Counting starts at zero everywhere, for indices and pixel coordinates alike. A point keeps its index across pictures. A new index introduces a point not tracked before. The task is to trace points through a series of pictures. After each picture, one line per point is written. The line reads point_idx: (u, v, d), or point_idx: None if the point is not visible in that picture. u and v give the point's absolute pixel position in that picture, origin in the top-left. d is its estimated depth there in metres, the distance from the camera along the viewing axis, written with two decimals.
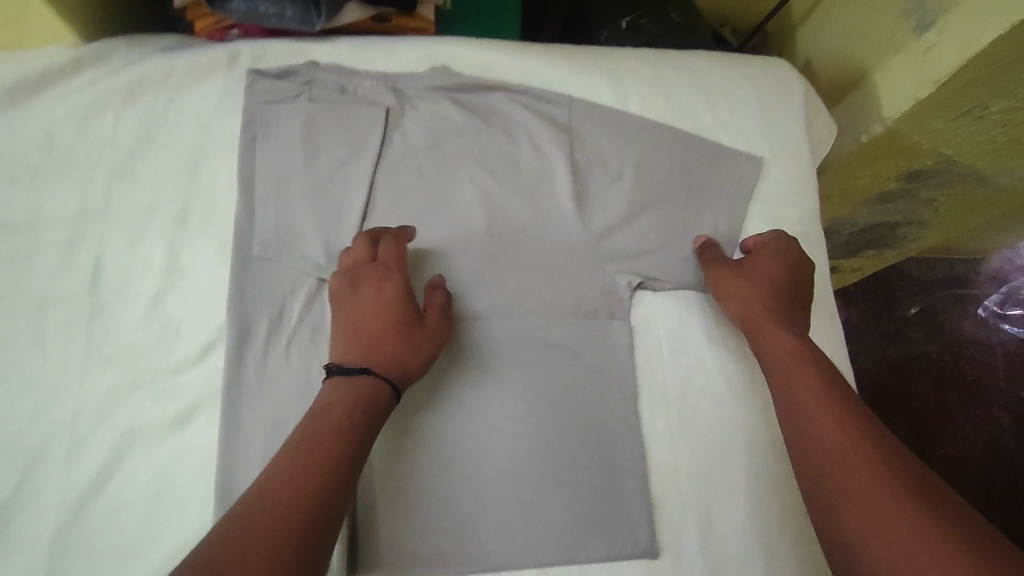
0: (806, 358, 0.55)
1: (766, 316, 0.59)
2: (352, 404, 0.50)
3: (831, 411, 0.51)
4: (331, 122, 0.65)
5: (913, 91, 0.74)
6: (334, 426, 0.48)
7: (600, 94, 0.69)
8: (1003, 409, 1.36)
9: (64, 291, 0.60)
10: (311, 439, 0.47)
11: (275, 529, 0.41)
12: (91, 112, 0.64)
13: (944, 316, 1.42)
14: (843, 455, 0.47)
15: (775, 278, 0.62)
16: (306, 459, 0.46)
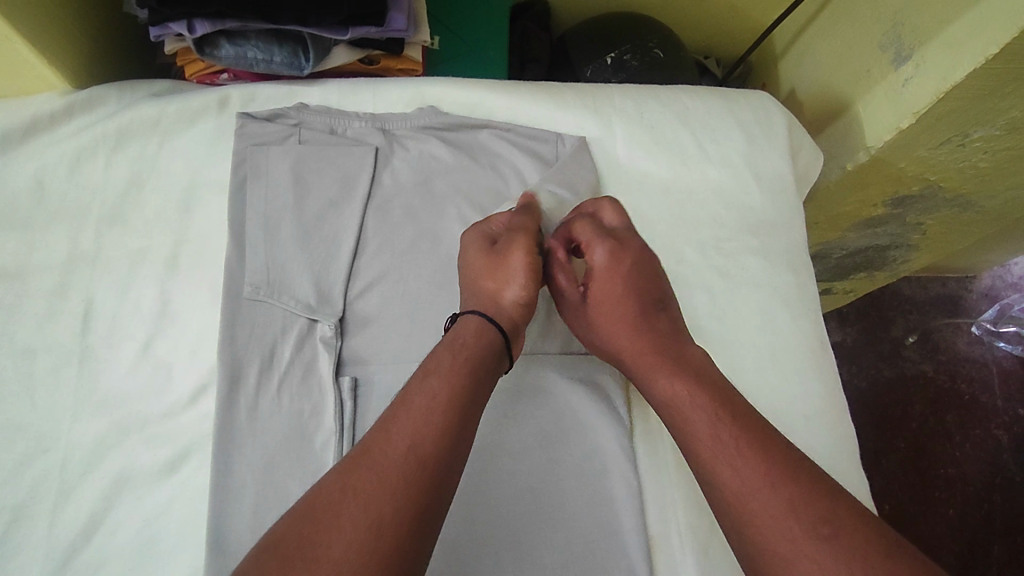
0: (701, 396, 0.52)
1: (634, 345, 0.57)
2: (448, 373, 0.48)
3: (737, 460, 0.48)
4: (322, 164, 0.66)
5: (894, 120, 0.76)
6: (386, 484, 0.41)
7: (586, 130, 0.70)
8: (1001, 428, 1.35)
9: (54, 338, 0.60)
10: (354, 500, 0.40)
11: (371, 504, 0.40)
12: (84, 158, 0.65)
13: (938, 336, 1.43)
14: (740, 473, 0.47)
15: (608, 296, 0.59)
16: (350, 531, 0.39)
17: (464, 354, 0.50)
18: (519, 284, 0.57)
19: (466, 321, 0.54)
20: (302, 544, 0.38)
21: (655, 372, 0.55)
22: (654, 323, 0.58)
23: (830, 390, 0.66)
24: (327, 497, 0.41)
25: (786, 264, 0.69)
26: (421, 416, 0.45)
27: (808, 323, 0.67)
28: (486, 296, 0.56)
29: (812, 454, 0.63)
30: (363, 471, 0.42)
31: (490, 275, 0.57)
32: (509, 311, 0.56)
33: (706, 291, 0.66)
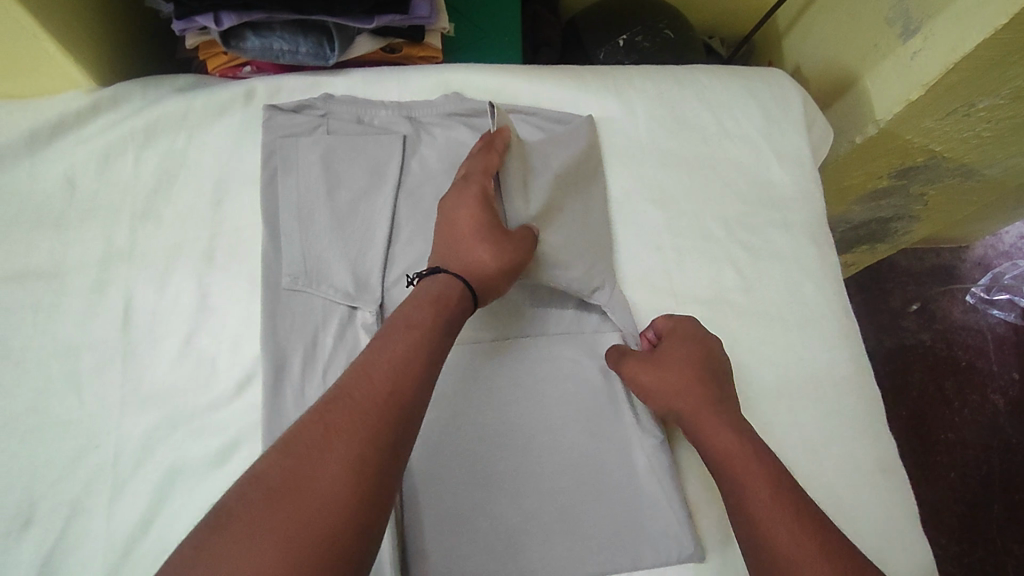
0: (761, 464, 0.55)
1: (699, 409, 0.58)
2: (421, 330, 0.52)
3: (791, 529, 0.51)
4: (350, 153, 0.66)
5: (903, 92, 0.78)
6: (362, 425, 0.45)
7: (608, 112, 0.72)
8: (997, 392, 1.39)
9: (95, 335, 0.60)
10: (333, 438, 0.44)
11: (345, 440, 0.44)
12: (113, 155, 0.65)
13: (935, 305, 1.46)
14: (773, 516, 0.52)
15: (688, 365, 0.60)
16: (329, 466, 0.43)
17: (441, 310, 0.54)
18: (508, 268, 0.59)
19: (447, 274, 0.58)
20: (285, 479, 0.42)
21: (706, 421, 0.58)
22: (719, 395, 0.59)
23: (854, 356, 0.68)
24: (305, 437, 0.44)
25: (807, 236, 0.70)
26: (391, 365, 0.49)
27: (831, 292, 0.69)
28: (472, 255, 0.58)
29: (841, 417, 0.65)
30: (339, 413, 0.45)
31: (485, 240, 0.59)
32: (489, 280, 0.58)
33: (732, 264, 0.68)
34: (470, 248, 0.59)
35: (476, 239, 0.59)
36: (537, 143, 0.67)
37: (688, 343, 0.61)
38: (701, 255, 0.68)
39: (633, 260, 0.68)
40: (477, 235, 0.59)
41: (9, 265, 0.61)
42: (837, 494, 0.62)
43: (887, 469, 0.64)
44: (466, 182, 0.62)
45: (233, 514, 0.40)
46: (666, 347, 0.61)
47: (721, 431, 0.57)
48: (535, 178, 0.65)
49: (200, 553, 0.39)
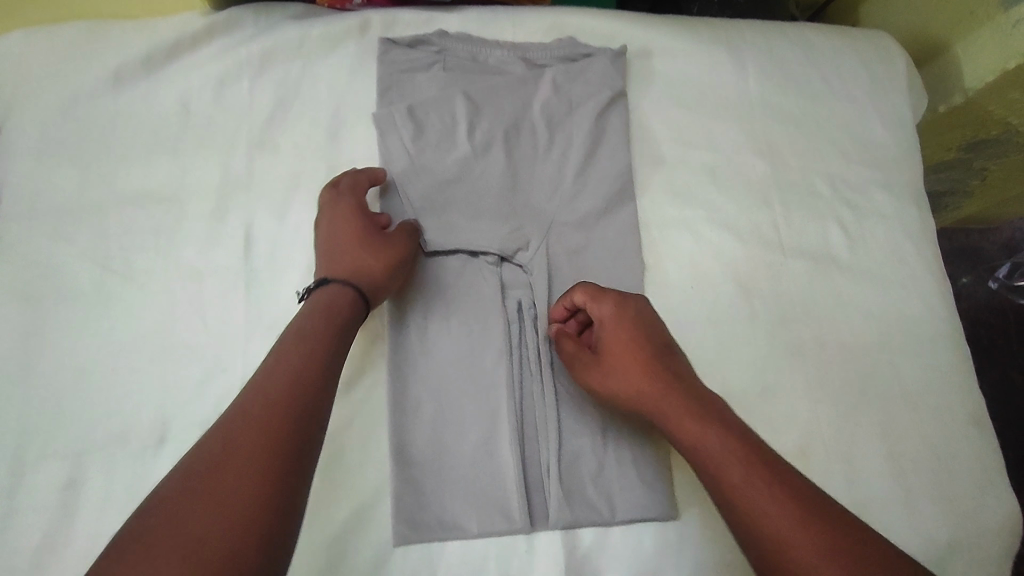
0: (716, 437, 0.49)
1: (650, 396, 0.53)
2: (319, 331, 0.50)
3: (770, 501, 0.45)
4: (468, 90, 0.66)
5: (1000, 60, 0.79)
6: (269, 425, 0.43)
7: (719, 64, 0.71)
8: (1016, 371, 1.32)
9: (217, 262, 0.60)
10: (236, 440, 0.42)
11: (250, 439, 0.42)
12: (227, 81, 0.64)
13: (978, 282, 1.38)
14: (740, 494, 0.46)
15: (630, 346, 0.55)
16: (239, 467, 0.40)
17: (330, 316, 0.51)
18: (397, 265, 0.56)
19: (327, 284, 0.54)
20: (196, 485, 0.39)
21: (655, 406, 0.52)
22: (671, 373, 0.53)
23: (952, 316, 0.68)
24: (208, 446, 0.42)
25: (908, 198, 0.71)
26: (295, 366, 0.47)
27: (929, 252, 0.70)
28: (352, 259, 0.55)
29: (940, 372, 0.65)
30: (241, 419, 0.43)
31: (366, 247, 0.56)
32: (379, 274, 0.56)
33: (837, 221, 0.69)
34: (352, 253, 0.56)
35: (352, 244, 0.56)
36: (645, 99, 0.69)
37: (621, 326, 0.55)
38: (808, 210, 0.69)
39: (743, 211, 0.67)
40: (354, 241, 0.56)
41: (128, 189, 0.61)
42: (937, 448, 0.62)
43: (985, 426, 0.64)
44: (333, 196, 0.59)
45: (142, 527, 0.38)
46: (605, 329, 0.56)
47: (680, 409, 0.51)
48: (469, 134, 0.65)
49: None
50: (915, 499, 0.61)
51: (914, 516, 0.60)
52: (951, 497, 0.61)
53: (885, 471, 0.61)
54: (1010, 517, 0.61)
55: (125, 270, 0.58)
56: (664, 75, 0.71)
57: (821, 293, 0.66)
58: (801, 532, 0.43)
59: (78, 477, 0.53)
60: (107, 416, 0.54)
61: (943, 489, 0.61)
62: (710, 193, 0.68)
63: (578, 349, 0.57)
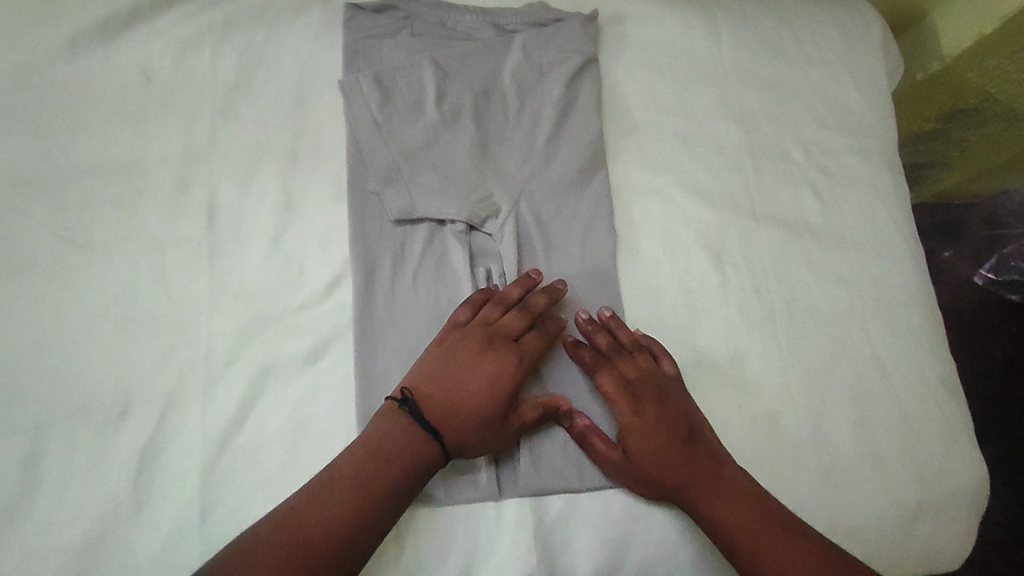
0: (732, 505, 0.54)
1: (672, 475, 0.55)
2: (395, 451, 0.52)
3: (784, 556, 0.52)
4: (436, 55, 0.65)
5: (977, 27, 0.78)
6: (369, 482, 0.50)
7: (691, 30, 0.71)
8: (998, 343, 1.32)
9: (180, 232, 0.58)
10: (331, 487, 0.50)
11: (344, 489, 0.50)
12: (188, 48, 0.62)
13: (960, 256, 1.38)
14: (762, 547, 0.53)
15: (658, 435, 0.56)
16: (337, 512, 0.49)
17: (406, 460, 0.52)
18: (488, 437, 0.54)
19: (413, 422, 0.53)
20: (299, 521, 0.48)
21: (677, 483, 0.55)
22: (698, 456, 0.56)
23: (922, 282, 0.68)
24: (321, 480, 0.50)
25: (882, 163, 0.71)
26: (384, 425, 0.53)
27: (902, 218, 0.70)
28: (450, 411, 0.54)
29: (910, 335, 0.66)
30: (354, 464, 0.51)
31: (472, 406, 0.54)
32: (468, 439, 0.54)
33: (811, 187, 0.69)
34: (451, 390, 0.54)
35: (459, 379, 0.55)
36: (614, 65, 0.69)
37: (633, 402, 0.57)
38: (781, 176, 0.68)
39: (716, 176, 0.67)
40: (452, 410, 0.54)
41: (86, 158, 0.59)
42: (906, 412, 0.63)
43: (952, 389, 0.65)
44: (484, 322, 0.57)
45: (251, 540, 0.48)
46: (627, 422, 0.57)
47: (711, 492, 0.55)
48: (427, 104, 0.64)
49: None
50: (884, 462, 0.61)
51: (882, 479, 0.60)
52: (919, 461, 0.61)
53: (854, 435, 0.61)
54: (972, 477, 0.62)
55: (86, 240, 0.57)
56: (636, 39, 0.70)
57: (793, 258, 0.66)
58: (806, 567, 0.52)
59: (40, 450, 0.52)
60: (69, 389, 0.53)
61: (912, 452, 0.62)
62: (682, 159, 0.67)
63: (588, 427, 0.56)
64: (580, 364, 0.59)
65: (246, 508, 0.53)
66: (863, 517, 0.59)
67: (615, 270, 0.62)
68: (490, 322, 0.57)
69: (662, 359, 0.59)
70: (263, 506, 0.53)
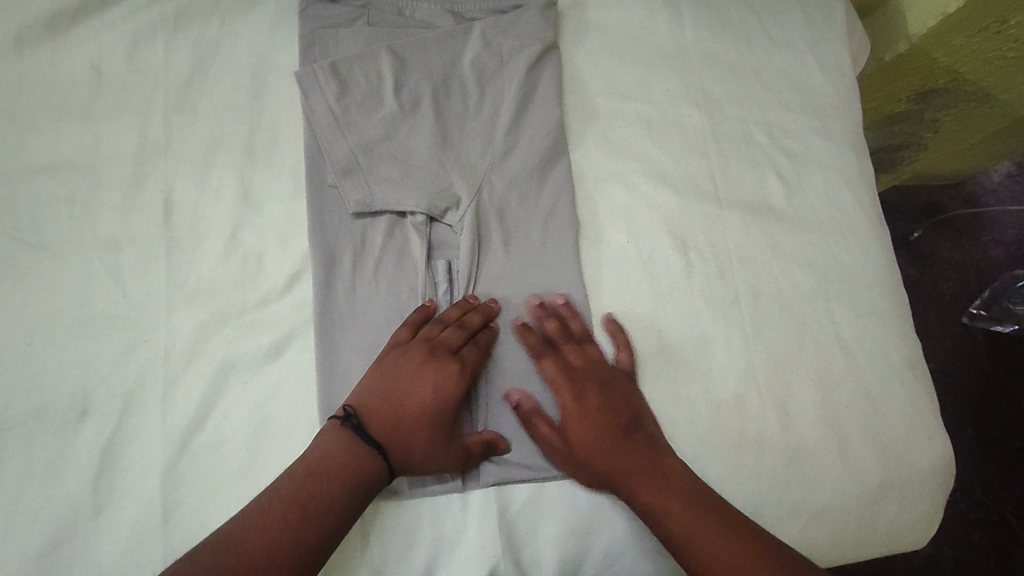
0: (674, 498, 0.52)
1: (619, 465, 0.54)
2: (337, 472, 0.50)
3: (722, 551, 0.50)
4: (393, 44, 0.64)
5: (941, 5, 0.78)
6: (308, 500, 0.49)
7: (653, 13, 0.70)
8: (976, 322, 1.33)
9: (135, 230, 0.57)
10: (270, 507, 0.48)
11: (282, 510, 0.48)
12: (139, 42, 0.61)
13: (937, 236, 1.39)
14: (704, 544, 0.50)
15: (596, 422, 0.56)
16: (275, 532, 0.47)
17: (348, 479, 0.50)
18: (435, 456, 0.53)
19: (354, 439, 0.52)
20: (235, 540, 0.47)
21: (626, 476, 0.54)
22: (632, 445, 0.55)
23: (887, 262, 0.69)
24: (260, 500, 0.49)
25: (847, 144, 0.71)
26: (328, 441, 0.52)
27: (867, 199, 0.70)
28: (393, 427, 0.53)
29: (875, 316, 0.66)
30: (294, 483, 0.50)
31: (417, 424, 0.53)
32: (411, 456, 0.53)
33: (775, 170, 0.69)
34: (393, 407, 0.53)
35: (400, 396, 0.54)
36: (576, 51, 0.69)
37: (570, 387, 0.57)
38: (745, 160, 0.68)
39: (680, 161, 0.67)
40: (392, 428, 0.53)
41: (37, 157, 0.58)
42: (871, 391, 0.63)
43: (917, 369, 0.65)
44: (425, 338, 0.56)
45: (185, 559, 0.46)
46: (567, 407, 0.56)
47: (647, 482, 0.53)
48: (387, 96, 0.63)
49: None
50: (849, 443, 0.61)
51: (847, 459, 0.61)
52: (884, 439, 0.62)
53: (819, 417, 0.61)
54: (939, 458, 0.63)
55: (38, 240, 0.56)
56: (598, 25, 0.69)
57: (757, 242, 0.66)
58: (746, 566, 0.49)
59: None
60: (24, 392, 0.53)
61: (876, 432, 0.62)
62: (645, 145, 0.67)
63: (536, 411, 0.56)
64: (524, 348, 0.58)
65: (208, 506, 0.52)
66: (832, 500, 0.60)
67: (579, 257, 0.62)
68: (428, 337, 0.56)
69: (617, 336, 0.60)
70: (224, 504, 0.52)
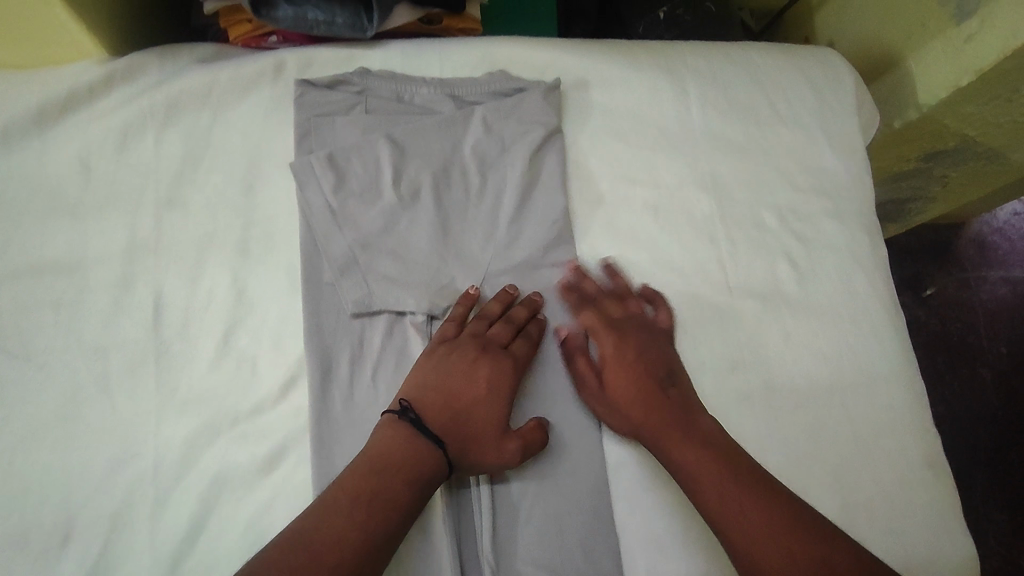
0: (697, 444, 0.53)
1: (650, 414, 0.56)
2: (395, 467, 0.51)
3: (743, 502, 0.50)
4: (392, 132, 0.62)
5: (954, 77, 0.74)
6: (371, 496, 0.49)
7: (659, 94, 0.68)
8: (985, 365, 1.30)
9: (124, 336, 0.55)
10: (333, 507, 0.49)
11: (345, 507, 0.49)
12: (129, 135, 0.59)
13: (946, 277, 1.36)
14: (725, 490, 0.51)
15: (634, 367, 0.59)
16: (339, 530, 0.48)
17: (406, 474, 0.51)
18: (494, 446, 0.54)
19: (413, 432, 0.53)
20: (304, 537, 0.47)
21: (654, 419, 0.56)
22: (667, 398, 0.57)
23: (904, 349, 0.66)
24: (321, 501, 0.49)
25: (860, 225, 0.69)
26: (383, 440, 0.52)
27: (882, 283, 0.68)
28: (450, 421, 0.54)
29: (893, 408, 0.63)
30: (356, 479, 0.50)
31: (474, 416, 0.55)
32: (469, 447, 0.54)
33: (786, 255, 0.67)
34: (448, 402, 0.55)
35: (454, 390, 0.55)
36: (580, 135, 0.67)
37: (638, 337, 0.60)
38: (755, 245, 0.66)
39: (687, 247, 0.65)
40: (448, 421, 0.54)
41: (25, 261, 0.56)
42: (890, 491, 0.61)
43: (940, 464, 0.63)
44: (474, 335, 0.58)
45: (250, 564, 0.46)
46: (605, 353, 0.60)
47: (676, 433, 0.55)
48: (387, 188, 0.61)
49: None
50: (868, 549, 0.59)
51: None
52: (905, 544, 0.59)
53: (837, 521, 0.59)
54: (968, 563, 0.59)
55: (24, 350, 0.54)
56: (602, 106, 0.68)
57: (769, 331, 0.64)
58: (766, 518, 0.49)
59: None
60: (5, 514, 0.50)
61: (897, 536, 0.59)
62: (652, 233, 0.65)
63: (579, 360, 0.60)
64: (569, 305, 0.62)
65: None
66: None
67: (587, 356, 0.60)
68: (476, 335, 0.57)
69: (622, 278, 0.63)
70: None
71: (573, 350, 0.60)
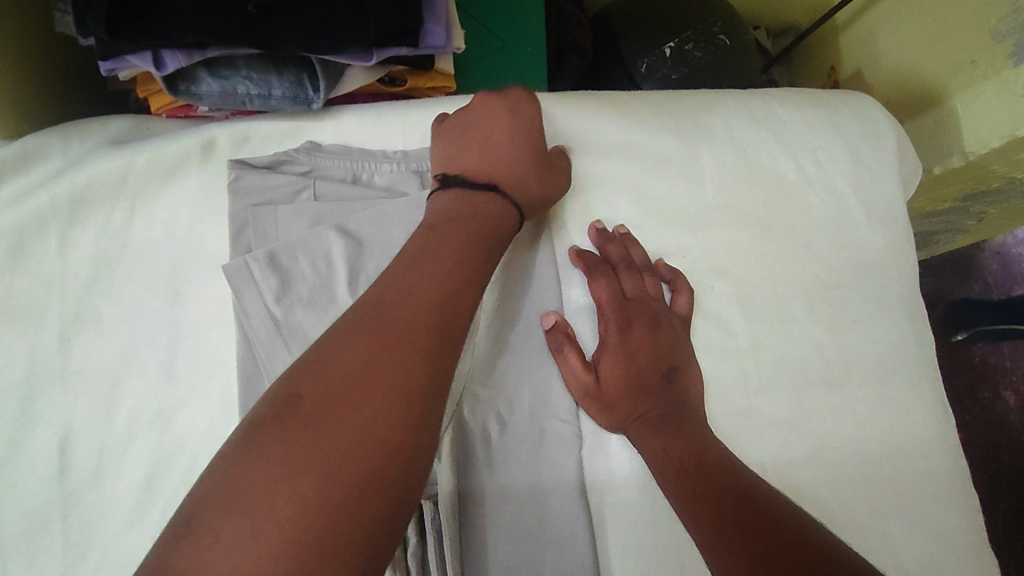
0: (672, 434, 0.48)
1: (649, 415, 0.49)
2: (469, 218, 0.45)
3: (701, 502, 0.43)
4: (344, 221, 0.50)
5: (1007, 126, 0.64)
6: (445, 278, 0.40)
7: (666, 160, 0.58)
8: (1010, 389, 1.12)
9: (20, 485, 0.46)
10: (405, 282, 0.39)
11: (422, 287, 0.39)
12: (31, 237, 0.50)
13: (967, 290, 1.16)
14: (685, 491, 0.44)
15: (635, 358, 0.51)
16: (416, 296, 0.38)
17: (479, 227, 0.45)
18: (543, 172, 0.51)
19: (464, 194, 0.47)
20: (378, 306, 0.38)
21: (646, 422, 0.49)
22: (662, 391, 0.50)
23: (957, 460, 0.56)
24: (341, 352, 0.35)
25: (902, 309, 0.59)
26: (441, 219, 0.45)
27: (928, 379, 0.58)
28: (495, 171, 0.49)
29: (943, 536, 0.54)
30: (420, 250, 0.42)
31: (511, 132, 0.50)
32: (526, 188, 0.49)
33: (817, 350, 0.56)
34: (485, 157, 0.49)
35: (488, 149, 0.50)
36: (574, 211, 0.57)
37: (649, 322, 0.52)
38: (780, 340, 0.56)
39: (700, 345, 0.55)
40: (480, 245, 0.44)
41: None
42: None
43: None
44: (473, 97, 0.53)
45: (266, 445, 0.31)
46: (608, 338, 0.51)
47: (656, 424, 0.48)
48: (337, 287, 0.48)
49: (274, 436, 0.31)
50: None
51: None
52: None
53: None
54: None
55: None
56: (597, 175, 0.57)
57: (798, 449, 0.54)
58: (725, 519, 0.41)
59: None
60: None
61: None
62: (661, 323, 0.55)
63: (574, 345, 0.51)
64: (582, 274, 0.54)
65: None
66: None
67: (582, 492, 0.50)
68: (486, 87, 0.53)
69: (633, 249, 0.55)
70: None
71: (572, 337, 0.51)
